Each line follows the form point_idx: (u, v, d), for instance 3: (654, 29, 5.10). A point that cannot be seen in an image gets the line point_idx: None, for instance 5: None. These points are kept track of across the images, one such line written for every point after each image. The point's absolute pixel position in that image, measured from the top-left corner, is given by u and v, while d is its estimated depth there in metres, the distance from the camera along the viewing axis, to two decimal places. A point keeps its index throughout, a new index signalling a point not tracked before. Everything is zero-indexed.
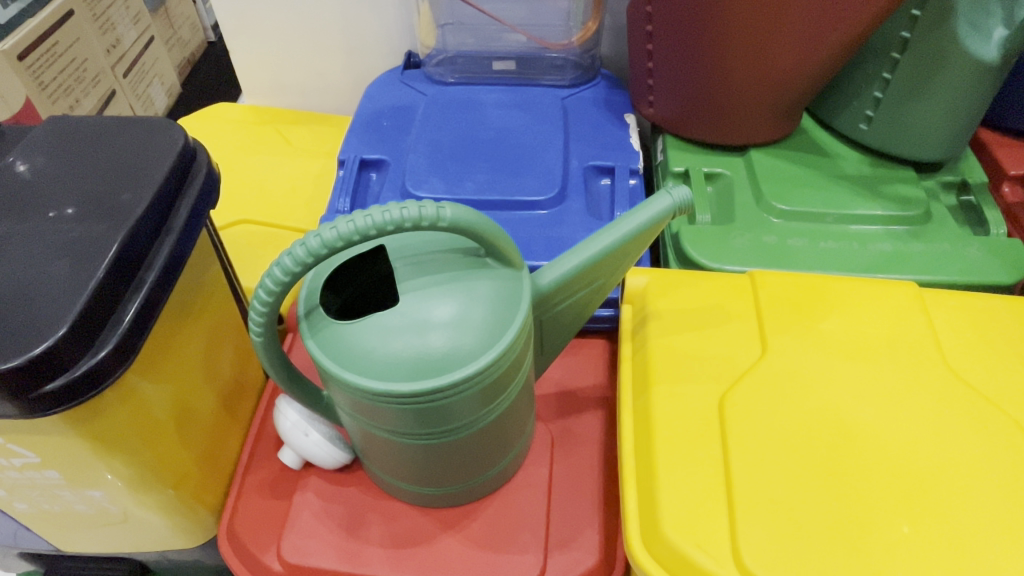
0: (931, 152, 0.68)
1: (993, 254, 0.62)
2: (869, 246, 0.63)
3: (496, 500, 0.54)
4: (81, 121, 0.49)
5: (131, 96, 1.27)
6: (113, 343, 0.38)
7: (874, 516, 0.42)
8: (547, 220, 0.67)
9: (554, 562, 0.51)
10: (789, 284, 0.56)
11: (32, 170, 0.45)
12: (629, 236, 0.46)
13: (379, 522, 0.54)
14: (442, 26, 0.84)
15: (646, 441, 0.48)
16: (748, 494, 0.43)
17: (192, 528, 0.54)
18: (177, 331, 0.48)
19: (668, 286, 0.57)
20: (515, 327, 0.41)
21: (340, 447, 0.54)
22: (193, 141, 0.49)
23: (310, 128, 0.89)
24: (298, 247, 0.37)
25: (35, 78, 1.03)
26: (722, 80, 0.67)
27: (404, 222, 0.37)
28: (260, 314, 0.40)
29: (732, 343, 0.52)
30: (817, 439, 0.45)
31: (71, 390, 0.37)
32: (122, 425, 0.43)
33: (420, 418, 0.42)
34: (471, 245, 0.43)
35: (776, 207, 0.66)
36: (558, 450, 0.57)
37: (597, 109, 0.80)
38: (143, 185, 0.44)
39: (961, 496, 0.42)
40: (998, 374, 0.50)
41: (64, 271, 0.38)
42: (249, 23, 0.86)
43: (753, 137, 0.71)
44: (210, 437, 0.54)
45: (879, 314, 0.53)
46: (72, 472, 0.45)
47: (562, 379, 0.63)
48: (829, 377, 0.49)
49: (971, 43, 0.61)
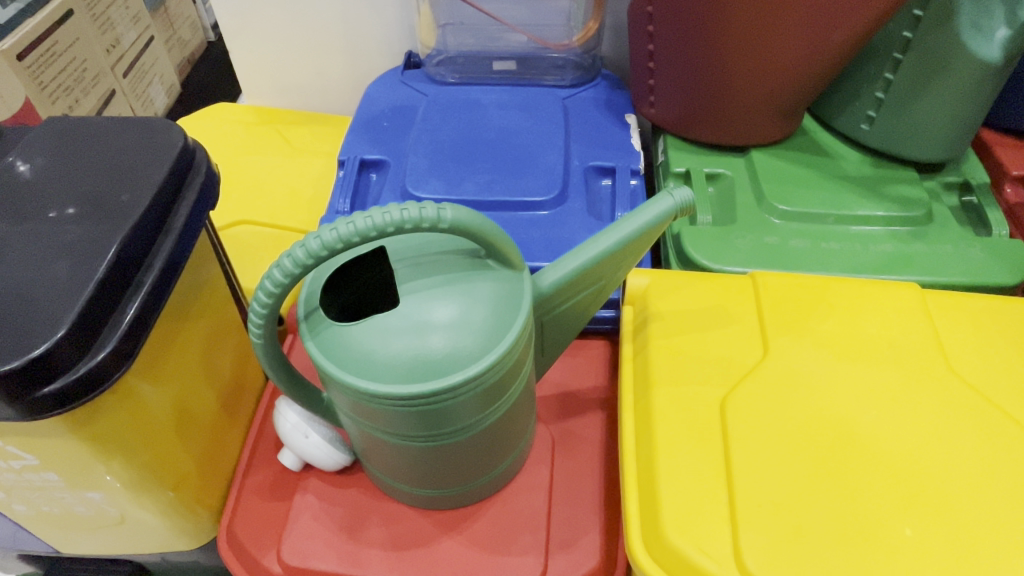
0: (933, 153, 0.68)
1: (995, 255, 0.61)
2: (871, 247, 0.63)
3: (497, 501, 0.54)
4: (81, 121, 0.49)
5: (131, 96, 1.27)
6: (113, 345, 0.38)
7: (875, 519, 0.41)
8: (547, 221, 0.67)
9: (555, 565, 0.51)
10: (791, 285, 0.56)
11: (32, 171, 0.45)
12: (631, 237, 0.46)
13: (380, 523, 0.53)
14: (443, 26, 0.83)
15: (647, 443, 0.47)
16: (749, 496, 0.43)
17: (192, 530, 0.54)
18: (177, 333, 0.48)
19: (670, 287, 0.57)
20: (516, 328, 0.41)
21: (340, 448, 0.54)
22: (193, 141, 0.49)
23: (310, 129, 0.89)
24: (298, 249, 0.37)
25: (35, 78, 1.03)
26: (723, 80, 0.66)
27: (404, 224, 0.36)
28: (260, 315, 0.39)
29: (734, 344, 0.52)
30: (819, 441, 0.45)
31: (71, 392, 0.36)
32: (121, 427, 0.43)
33: (420, 420, 0.42)
34: (472, 246, 0.43)
35: (778, 208, 0.66)
36: (559, 452, 0.57)
37: (598, 109, 0.80)
38: (142, 186, 0.43)
39: (964, 498, 0.42)
40: (1001, 375, 0.49)
41: (63, 272, 0.38)
42: (249, 22, 0.86)
43: (755, 138, 0.71)
44: (210, 439, 0.54)
45: (880, 315, 0.53)
46: (71, 474, 0.45)
47: (563, 380, 0.63)
48: (831, 379, 0.49)
49: (973, 42, 0.60)
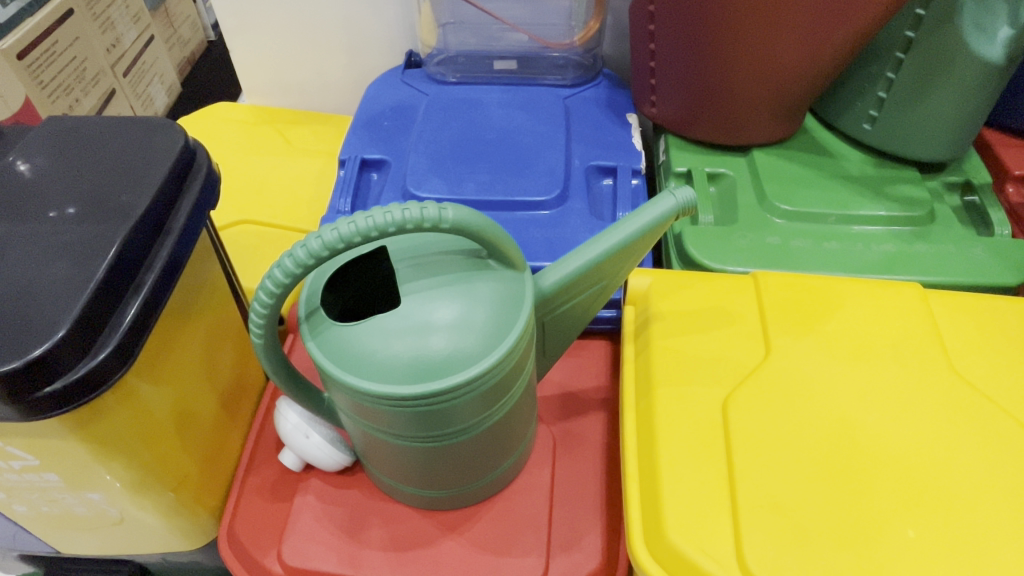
0: (935, 153, 0.68)
1: (998, 255, 0.61)
2: (873, 247, 0.63)
3: (498, 502, 0.54)
4: (81, 120, 0.49)
5: (131, 96, 1.26)
6: (113, 346, 0.38)
7: (879, 520, 0.41)
8: (549, 221, 0.67)
9: (556, 566, 0.51)
10: (792, 285, 0.56)
11: (32, 171, 0.45)
12: (633, 237, 0.45)
13: (380, 524, 0.53)
14: (444, 25, 0.83)
15: (649, 444, 0.47)
16: (752, 497, 0.43)
17: (192, 530, 0.54)
18: (177, 333, 0.48)
19: (671, 288, 0.57)
20: (518, 328, 0.41)
21: (341, 449, 0.54)
22: (193, 141, 0.49)
23: (310, 128, 0.89)
24: (299, 249, 0.37)
25: (35, 77, 1.02)
26: (725, 79, 0.66)
27: (406, 224, 0.36)
28: (260, 315, 0.39)
29: (736, 345, 0.52)
30: (821, 442, 0.45)
31: (70, 393, 0.36)
32: (121, 427, 0.43)
33: (421, 421, 0.42)
34: (474, 246, 0.43)
35: (779, 207, 0.66)
36: (560, 453, 0.57)
37: (598, 109, 0.79)
38: (142, 186, 0.43)
39: (965, 499, 0.42)
40: (1003, 375, 0.49)
41: (63, 272, 0.38)
42: (250, 22, 0.86)
43: (756, 137, 0.71)
44: (210, 439, 0.54)
45: (882, 315, 0.53)
46: (72, 474, 0.45)
47: (564, 380, 0.62)
48: (832, 379, 0.48)
49: (976, 42, 0.60)
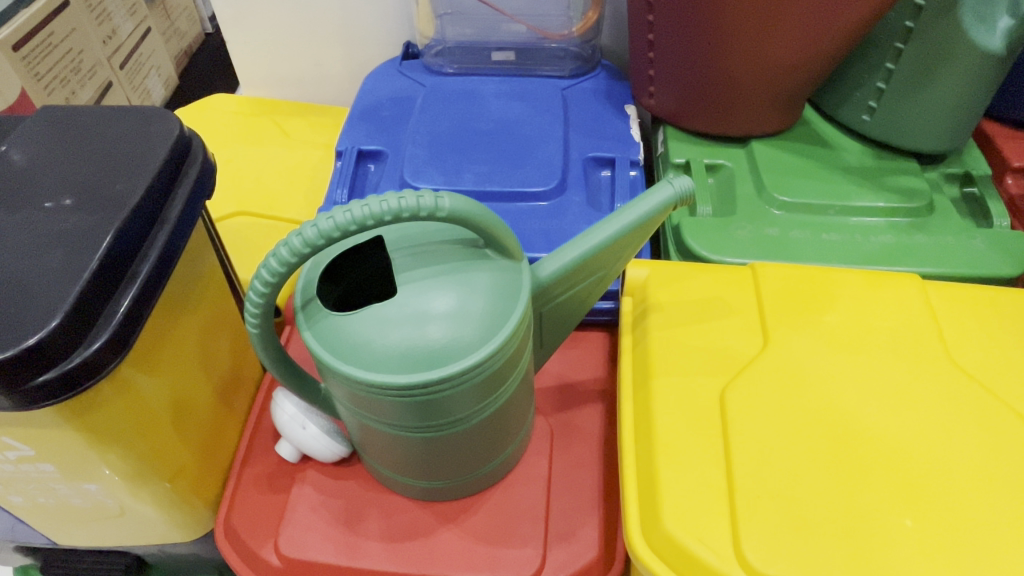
0: (936, 143, 0.67)
1: (996, 245, 0.61)
2: (872, 238, 0.63)
3: (495, 492, 0.54)
4: (77, 109, 0.48)
5: (128, 88, 1.26)
6: (108, 335, 0.38)
7: (876, 510, 0.41)
8: (546, 211, 0.66)
9: (553, 557, 0.51)
10: (789, 276, 0.55)
11: (25, 159, 0.44)
12: (631, 227, 0.45)
13: (377, 515, 0.53)
14: (440, 16, 0.83)
15: (646, 434, 0.47)
16: (749, 488, 0.43)
17: (189, 520, 0.53)
18: (173, 324, 0.47)
19: (670, 278, 0.57)
20: (515, 317, 0.41)
21: (337, 440, 0.54)
22: (189, 131, 0.48)
23: (306, 120, 0.89)
24: (294, 238, 0.36)
25: (30, 68, 1.02)
26: (722, 67, 0.66)
27: (401, 213, 0.36)
28: (256, 305, 0.39)
29: (733, 336, 0.52)
30: (817, 432, 0.45)
31: (63, 382, 0.36)
32: (116, 417, 0.43)
33: (419, 410, 0.41)
34: (471, 236, 0.43)
35: (778, 199, 0.66)
36: (558, 444, 0.57)
37: (597, 99, 0.79)
38: (137, 175, 0.43)
39: (962, 488, 0.42)
40: (1002, 366, 0.49)
41: (58, 261, 0.38)
42: (246, 11, 0.85)
43: (753, 127, 0.71)
44: (207, 430, 0.54)
45: (880, 307, 0.53)
46: (67, 464, 0.45)
47: (562, 371, 0.62)
48: (832, 371, 0.48)
49: (975, 32, 0.60)
